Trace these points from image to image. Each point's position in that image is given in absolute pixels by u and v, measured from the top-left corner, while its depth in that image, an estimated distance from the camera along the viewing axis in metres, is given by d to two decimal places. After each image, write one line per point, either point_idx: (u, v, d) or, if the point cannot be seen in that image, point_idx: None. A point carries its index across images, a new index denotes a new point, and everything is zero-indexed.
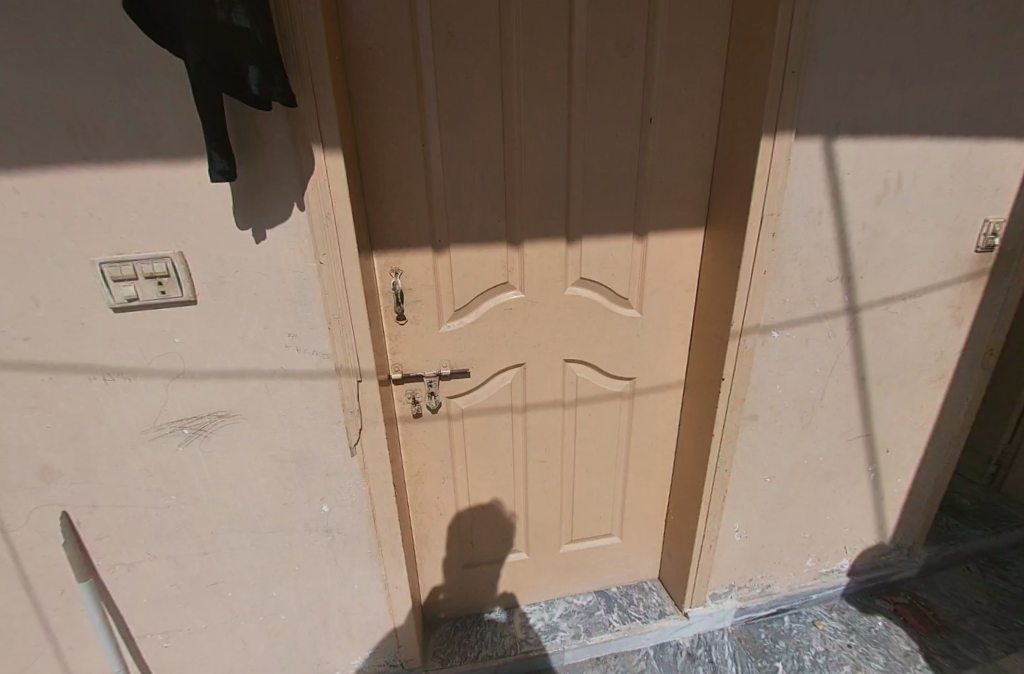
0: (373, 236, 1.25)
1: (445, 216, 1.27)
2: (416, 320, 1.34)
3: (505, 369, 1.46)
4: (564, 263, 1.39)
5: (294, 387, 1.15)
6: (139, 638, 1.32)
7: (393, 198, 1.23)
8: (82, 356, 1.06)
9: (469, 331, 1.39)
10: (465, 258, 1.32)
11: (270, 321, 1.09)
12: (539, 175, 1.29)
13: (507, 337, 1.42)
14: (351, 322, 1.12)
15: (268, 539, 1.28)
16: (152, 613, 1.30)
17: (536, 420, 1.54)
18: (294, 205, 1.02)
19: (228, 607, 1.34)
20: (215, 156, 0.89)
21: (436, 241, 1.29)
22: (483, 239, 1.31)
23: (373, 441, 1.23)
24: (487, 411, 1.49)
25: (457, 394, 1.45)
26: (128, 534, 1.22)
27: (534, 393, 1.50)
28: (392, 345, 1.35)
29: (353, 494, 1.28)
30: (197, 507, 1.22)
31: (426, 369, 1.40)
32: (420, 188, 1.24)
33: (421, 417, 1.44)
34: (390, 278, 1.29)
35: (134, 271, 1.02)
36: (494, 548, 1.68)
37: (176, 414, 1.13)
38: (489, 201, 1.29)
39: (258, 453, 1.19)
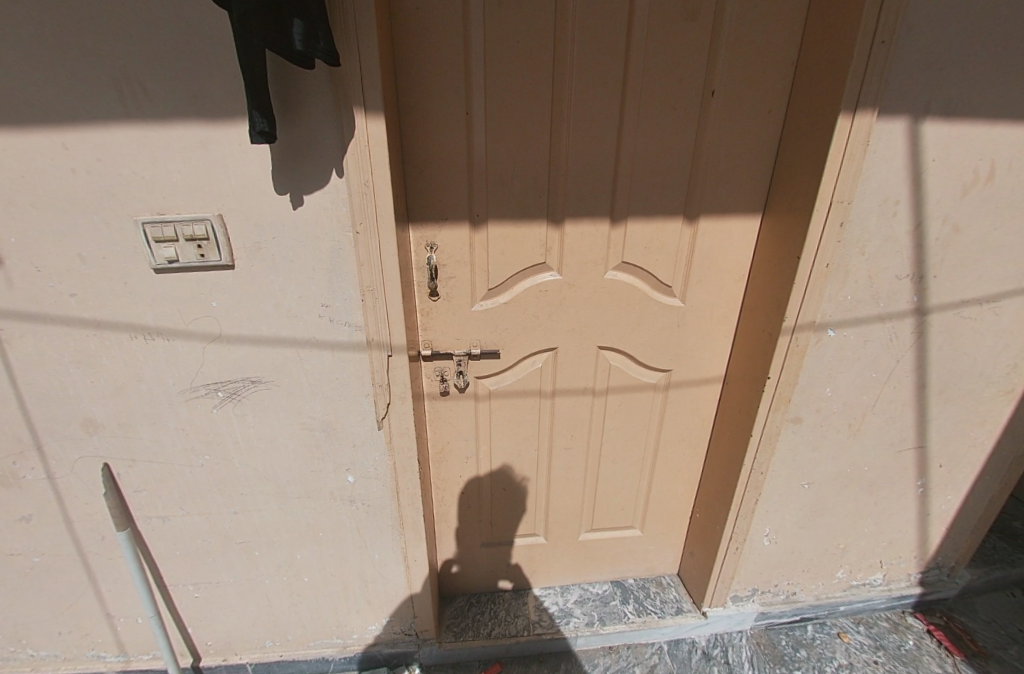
0: (411, 206, 1.21)
1: (485, 190, 1.22)
2: (449, 297, 1.31)
3: (535, 353, 1.42)
4: (607, 245, 1.32)
5: (326, 357, 1.14)
6: (172, 586, 1.39)
7: (432, 168, 1.18)
8: (123, 314, 1.08)
9: (502, 311, 1.35)
10: (503, 235, 1.26)
11: (305, 290, 1.08)
12: (587, 148, 1.21)
13: (540, 320, 1.37)
14: (384, 295, 1.09)
15: (294, 504, 1.31)
16: (183, 564, 1.36)
17: (564, 407, 1.50)
18: (333, 171, 0.99)
19: (254, 564, 1.38)
20: (256, 115, 0.86)
21: (474, 216, 1.24)
22: (522, 216, 1.25)
23: (400, 417, 1.23)
24: (515, 395, 1.46)
25: (485, 375, 1.42)
26: (164, 489, 1.26)
27: (564, 379, 1.46)
28: (423, 321, 1.33)
29: (378, 467, 1.28)
30: (228, 468, 1.25)
31: (456, 348, 1.37)
32: (460, 158, 1.18)
33: (448, 395, 1.43)
34: (425, 252, 1.25)
35: (175, 233, 1.01)
36: (512, 531, 1.67)
37: (211, 377, 1.14)
38: (532, 175, 1.22)
39: (288, 420, 1.20)
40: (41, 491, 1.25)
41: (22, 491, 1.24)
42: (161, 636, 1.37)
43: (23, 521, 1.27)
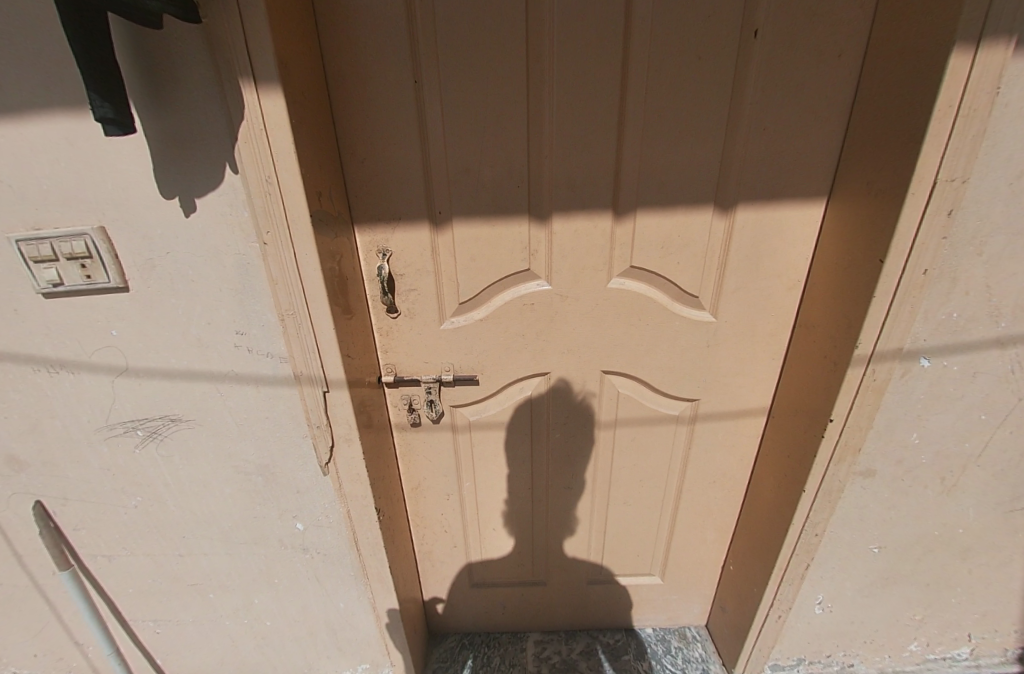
0: (353, 204, 0.96)
1: (446, 180, 0.94)
2: (411, 313, 1.07)
3: (523, 379, 1.15)
4: (610, 246, 1.01)
5: (250, 393, 0.94)
6: (132, 623, 1.28)
7: (376, 154, 0.92)
8: (23, 346, 0.91)
9: (479, 330, 1.09)
10: (472, 237, 0.99)
11: (213, 315, 0.87)
12: (578, 119, 0.91)
13: (527, 340, 1.10)
14: (310, 319, 0.86)
15: (243, 550, 1.14)
16: (139, 603, 1.25)
17: (561, 441, 1.24)
18: (226, 166, 0.76)
19: (213, 606, 1.25)
20: (91, 95, 0.63)
21: (434, 214, 0.97)
22: (495, 211, 0.97)
23: (349, 463, 1.01)
24: (500, 427, 1.21)
25: (463, 404, 1.17)
26: (103, 530, 1.13)
27: (561, 409, 1.19)
28: (383, 343, 1.09)
29: (331, 514, 1.08)
30: (163, 510, 1.09)
31: (425, 373, 1.13)
32: (411, 139, 0.91)
33: (420, 427, 1.20)
34: (376, 260, 1.00)
35: (53, 251, 0.82)
36: (507, 571, 1.46)
37: (127, 414, 0.97)
38: (505, 157, 0.93)
39: (219, 462, 1.02)
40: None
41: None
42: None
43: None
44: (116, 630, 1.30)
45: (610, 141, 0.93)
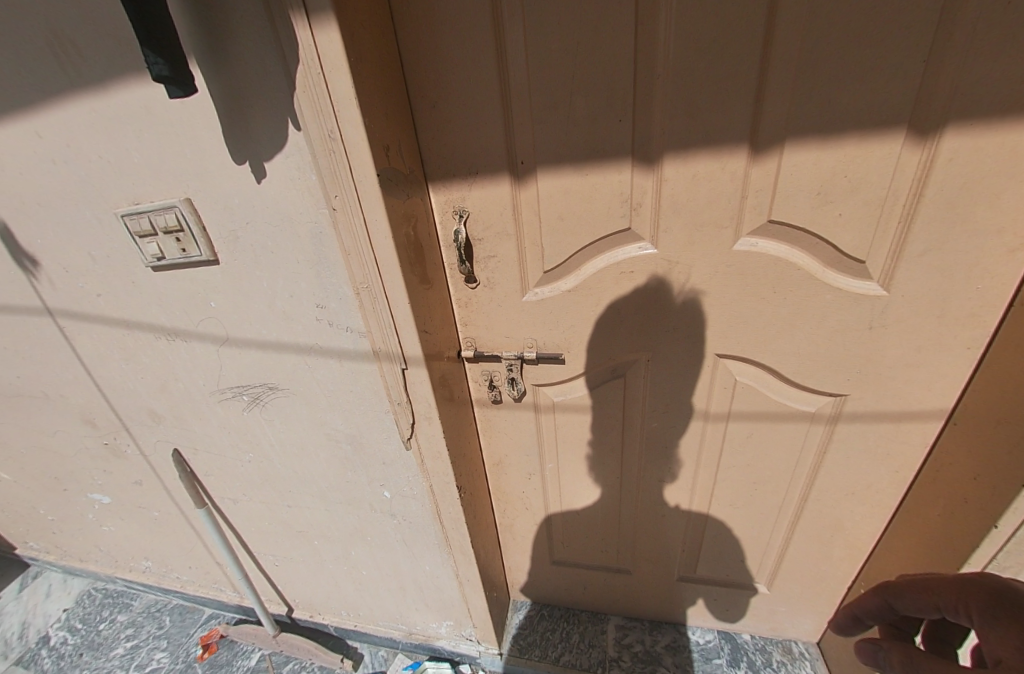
0: (426, 160, 0.85)
1: (530, 122, 0.78)
2: (492, 283, 0.95)
3: (616, 359, 0.99)
4: (741, 196, 0.78)
5: (334, 367, 0.91)
6: (255, 554, 1.46)
7: (450, 97, 0.79)
8: (143, 315, 0.98)
9: (567, 302, 0.94)
10: (562, 192, 0.83)
11: (294, 287, 0.83)
12: (705, 23, 0.68)
13: (624, 314, 0.93)
14: (384, 292, 0.79)
15: (338, 510, 1.19)
16: (260, 539, 1.40)
17: (659, 429, 1.08)
18: (289, 122, 0.68)
19: (316, 552, 1.36)
20: (144, 48, 0.58)
21: (516, 167, 0.82)
22: (589, 158, 0.79)
23: (429, 440, 0.97)
24: (588, 410, 1.08)
25: (547, 383, 1.06)
26: (225, 479, 1.25)
27: (660, 394, 1.02)
28: (462, 315, 1.01)
29: (415, 488, 1.06)
30: (274, 466, 1.15)
31: (506, 348, 1.03)
32: (488, 74, 0.76)
33: (501, 405, 1.12)
34: (452, 223, 0.89)
35: (152, 225, 0.84)
36: (591, 553, 1.38)
37: (234, 380, 1.01)
38: (603, 86, 0.73)
39: (313, 430, 1.03)
40: (139, 463, 1.34)
41: (128, 462, 1.36)
42: (251, 595, 1.47)
43: (138, 484, 1.42)
44: (243, 558, 1.48)
45: (752, 49, 0.68)
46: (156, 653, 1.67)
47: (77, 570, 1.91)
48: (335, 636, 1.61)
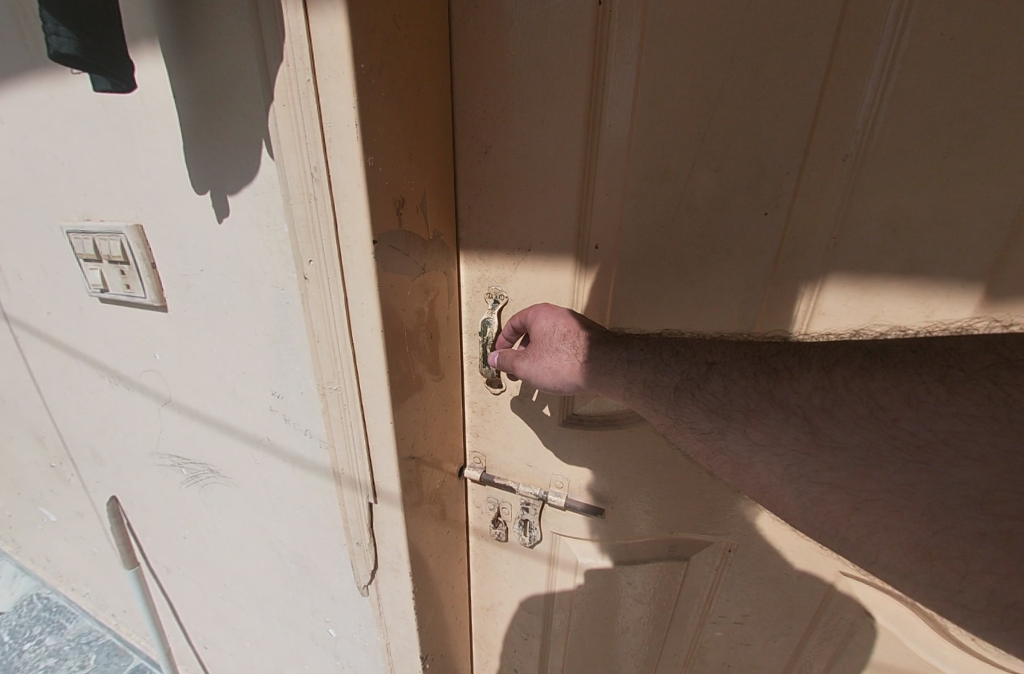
0: (463, 222, 0.61)
1: (618, 195, 0.53)
2: (520, 395, 0.68)
3: (679, 536, 0.68)
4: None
5: (285, 471, 0.66)
6: (187, 630, 1.14)
7: (509, 146, 0.55)
8: (89, 347, 0.78)
9: (623, 443, 0.65)
10: (647, 300, 0.56)
11: (248, 363, 0.60)
12: (954, 88, 0.39)
13: (705, 480, 0.63)
14: (358, 400, 0.53)
15: (273, 626, 0.91)
16: (190, 617, 1.10)
17: (723, 645, 0.72)
18: (262, 149, 0.46)
19: (244, 661, 1.05)
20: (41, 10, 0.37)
21: (586, 253, 0.56)
22: (699, 261, 0.52)
23: (392, 594, 0.68)
24: (623, 589, 0.75)
25: (572, 537, 0.75)
26: (161, 545, 1.00)
27: (736, 599, 0.69)
28: (474, 424, 0.74)
29: (368, 640, 0.77)
30: (207, 554, 0.90)
31: (524, 480, 0.74)
32: (570, 121, 0.51)
33: (505, 545, 0.82)
34: (484, 309, 0.64)
35: (96, 250, 0.64)
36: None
37: (173, 448, 0.78)
38: (745, 164, 0.47)
39: (254, 532, 0.78)
40: (82, 495, 1.10)
41: (72, 492, 1.13)
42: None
43: (79, 515, 1.17)
44: (172, 629, 1.17)
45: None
46: None
47: (27, 566, 1.60)
48: None
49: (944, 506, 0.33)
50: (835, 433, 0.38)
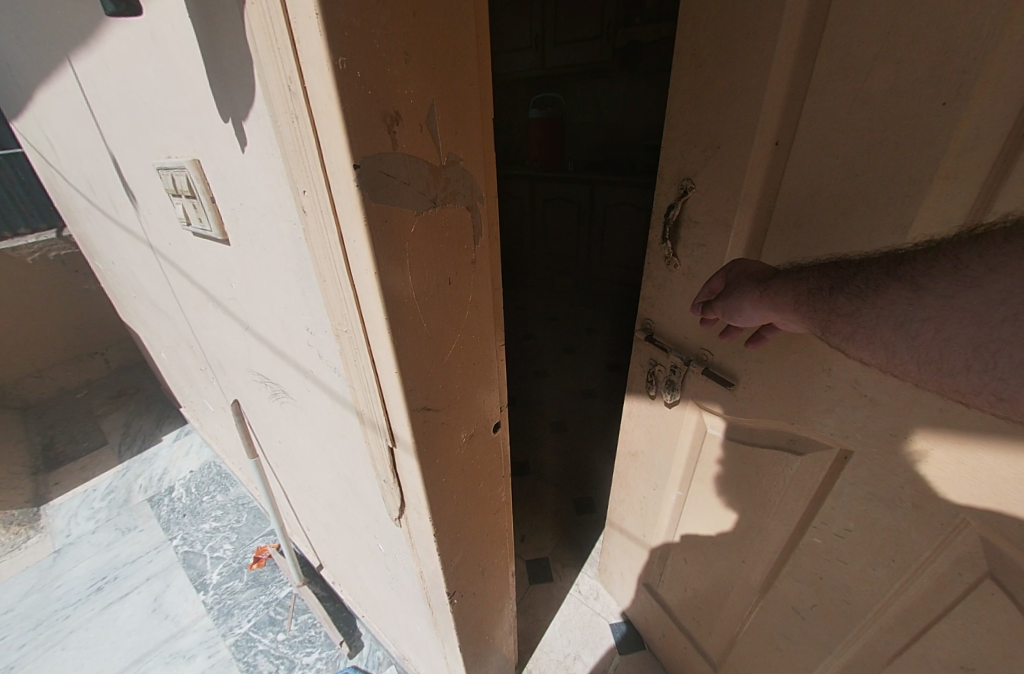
0: (674, 129, 0.70)
1: (800, 101, 0.54)
2: (686, 270, 0.76)
3: (798, 428, 0.66)
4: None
5: (325, 402, 0.68)
6: (295, 513, 1.36)
7: (716, 57, 0.60)
8: (195, 274, 0.90)
9: (756, 333, 0.68)
10: (815, 203, 0.56)
11: (284, 296, 0.61)
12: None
13: (833, 398, 0.60)
14: (366, 344, 0.51)
15: (343, 529, 1.01)
16: (294, 505, 1.30)
17: (819, 555, 0.69)
18: (252, 65, 0.42)
19: (332, 549, 1.22)
20: None
21: (766, 151, 0.58)
22: (875, 163, 0.50)
23: (419, 530, 0.69)
24: (730, 463, 0.80)
25: (704, 406, 0.81)
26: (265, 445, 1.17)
27: (843, 510, 0.64)
28: (647, 289, 0.86)
29: (407, 564, 0.81)
30: (293, 459, 1.03)
31: (678, 346, 0.82)
32: (772, 25, 0.53)
33: (640, 414, 0.99)
34: (674, 195, 0.73)
35: (175, 186, 0.70)
36: (661, 634, 1.24)
37: (256, 366, 0.88)
38: (971, 45, 0.41)
39: (317, 450, 0.85)
40: (219, 395, 1.35)
41: (215, 392, 1.38)
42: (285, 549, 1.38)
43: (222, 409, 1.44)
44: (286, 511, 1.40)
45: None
46: (223, 545, 1.71)
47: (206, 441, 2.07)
48: (344, 609, 1.45)
49: (978, 310, 0.39)
50: (868, 292, 0.45)
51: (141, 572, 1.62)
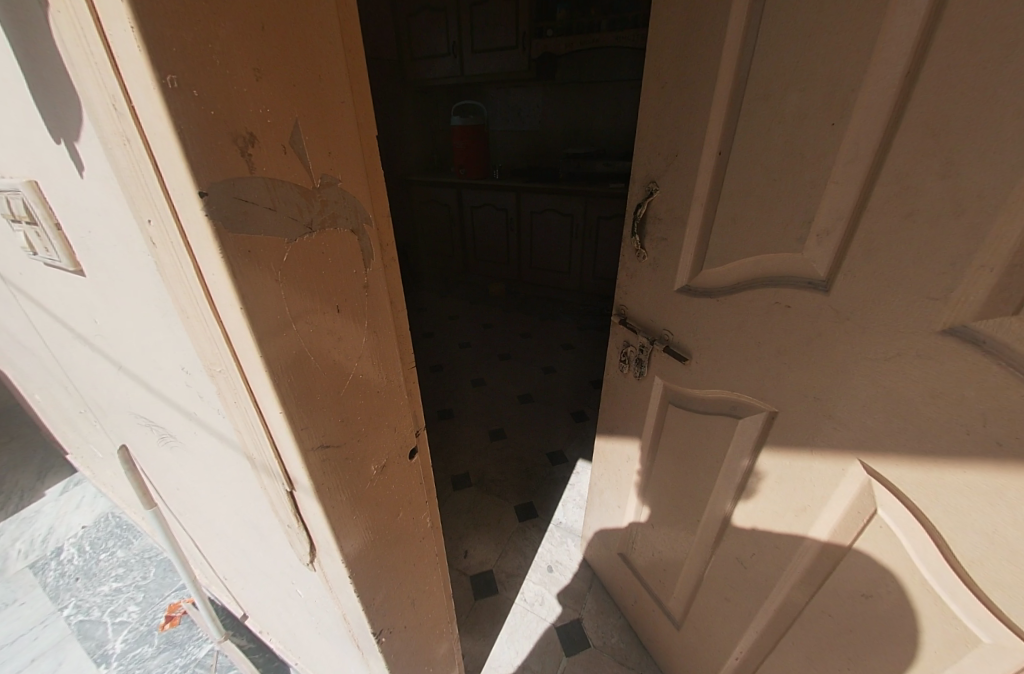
0: (645, 144, 0.86)
1: (734, 125, 0.69)
2: (652, 261, 0.93)
3: (739, 394, 0.81)
4: (1004, 272, 0.47)
5: (214, 446, 0.62)
6: (207, 564, 1.21)
7: (678, 87, 0.76)
8: (55, 308, 0.77)
9: (707, 314, 0.83)
10: (741, 203, 0.72)
11: (151, 333, 0.54)
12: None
13: (760, 362, 0.76)
14: (245, 383, 0.46)
15: (259, 576, 0.93)
16: (204, 555, 1.16)
17: (759, 507, 0.82)
18: (72, 79, 0.37)
19: (251, 597, 1.11)
20: None
21: (711, 159, 0.74)
22: (786, 170, 0.64)
23: (333, 573, 0.64)
24: (685, 428, 0.95)
25: (668, 380, 0.97)
26: (158, 494, 1.04)
27: (793, 469, 0.75)
28: (624, 280, 1.03)
29: (328, 608, 0.75)
30: (194, 507, 0.92)
31: (645, 327, 1.00)
32: (716, 67, 0.69)
33: (619, 388, 1.15)
34: (642, 198, 0.90)
35: (13, 211, 0.60)
36: (633, 600, 1.35)
37: (138, 409, 0.78)
38: (843, 89, 0.56)
39: (217, 497, 0.77)
40: (106, 440, 1.18)
41: (100, 437, 1.21)
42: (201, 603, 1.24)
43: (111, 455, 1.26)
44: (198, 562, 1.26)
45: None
46: (128, 607, 1.51)
47: (100, 490, 1.82)
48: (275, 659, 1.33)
49: None
50: None
51: (20, 654, 1.38)
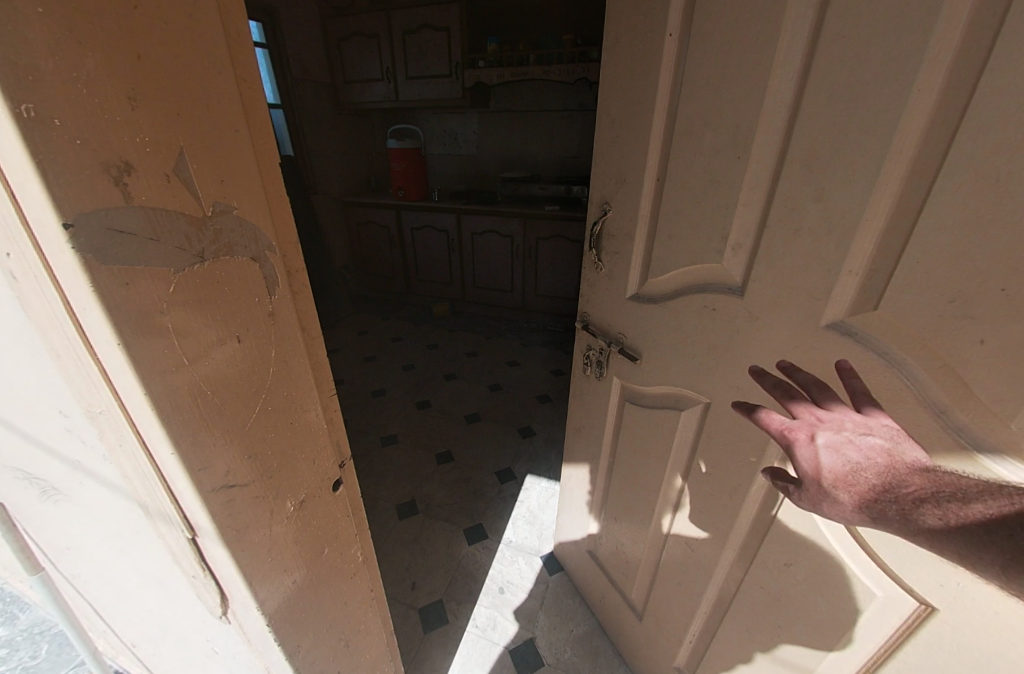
0: (600, 167, 0.91)
1: (667, 151, 0.75)
2: (608, 272, 0.97)
3: (680, 389, 0.86)
4: (867, 275, 0.54)
5: (104, 496, 0.56)
6: (111, 633, 1.07)
7: (624, 115, 0.82)
8: None
9: (650, 319, 0.89)
10: (674, 218, 0.77)
11: (21, 375, 0.48)
12: (888, 36, 0.47)
13: (695, 358, 0.81)
14: (131, 425, 0.43)
15: (170, 638, 0.83)
16: (107, 622, 1.03)
17: (699, 495, 0.86)
18: None
19: (164, 663, 0.99)
20: None
21: (652, 183, 0.79)
22: (706, 190, 0.70)
23: (248, 623, 0.60)
24: (639, 425, 0.99)
25: (625, 381, 1.01)
26: (44, 557, 0.91)
27: (713, 452, 0.81)
28: (585, 288, 1.08)
29: (248, 664, 0.69)
30: (89, 568, 0.82)
31: (602, 330, 1.04)
32: (649, 100, 0.76)
33: (584, 390, 1.19)
34: (598, 215, 0.95)
35: None
36: (601, 598, 1.37)
37: (15, 462, 0.69)
38: (742, 122, 0.63)
39: (113, 553, 0.69)
40: None
41: None
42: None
43: None
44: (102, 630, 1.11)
45: (959, 79, 0.44)
46: None
47: None
48: None
49: None
50: None
51: None
